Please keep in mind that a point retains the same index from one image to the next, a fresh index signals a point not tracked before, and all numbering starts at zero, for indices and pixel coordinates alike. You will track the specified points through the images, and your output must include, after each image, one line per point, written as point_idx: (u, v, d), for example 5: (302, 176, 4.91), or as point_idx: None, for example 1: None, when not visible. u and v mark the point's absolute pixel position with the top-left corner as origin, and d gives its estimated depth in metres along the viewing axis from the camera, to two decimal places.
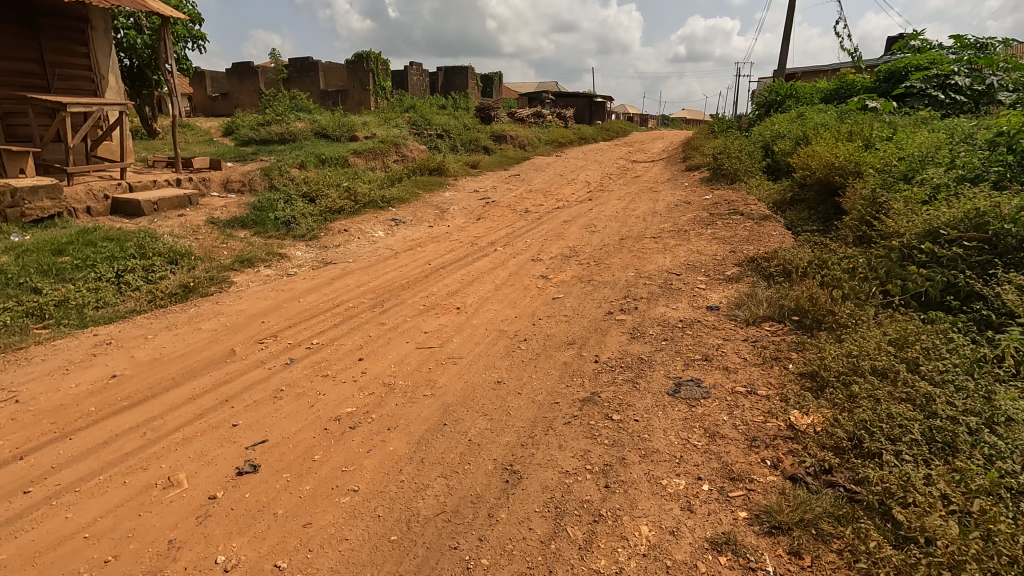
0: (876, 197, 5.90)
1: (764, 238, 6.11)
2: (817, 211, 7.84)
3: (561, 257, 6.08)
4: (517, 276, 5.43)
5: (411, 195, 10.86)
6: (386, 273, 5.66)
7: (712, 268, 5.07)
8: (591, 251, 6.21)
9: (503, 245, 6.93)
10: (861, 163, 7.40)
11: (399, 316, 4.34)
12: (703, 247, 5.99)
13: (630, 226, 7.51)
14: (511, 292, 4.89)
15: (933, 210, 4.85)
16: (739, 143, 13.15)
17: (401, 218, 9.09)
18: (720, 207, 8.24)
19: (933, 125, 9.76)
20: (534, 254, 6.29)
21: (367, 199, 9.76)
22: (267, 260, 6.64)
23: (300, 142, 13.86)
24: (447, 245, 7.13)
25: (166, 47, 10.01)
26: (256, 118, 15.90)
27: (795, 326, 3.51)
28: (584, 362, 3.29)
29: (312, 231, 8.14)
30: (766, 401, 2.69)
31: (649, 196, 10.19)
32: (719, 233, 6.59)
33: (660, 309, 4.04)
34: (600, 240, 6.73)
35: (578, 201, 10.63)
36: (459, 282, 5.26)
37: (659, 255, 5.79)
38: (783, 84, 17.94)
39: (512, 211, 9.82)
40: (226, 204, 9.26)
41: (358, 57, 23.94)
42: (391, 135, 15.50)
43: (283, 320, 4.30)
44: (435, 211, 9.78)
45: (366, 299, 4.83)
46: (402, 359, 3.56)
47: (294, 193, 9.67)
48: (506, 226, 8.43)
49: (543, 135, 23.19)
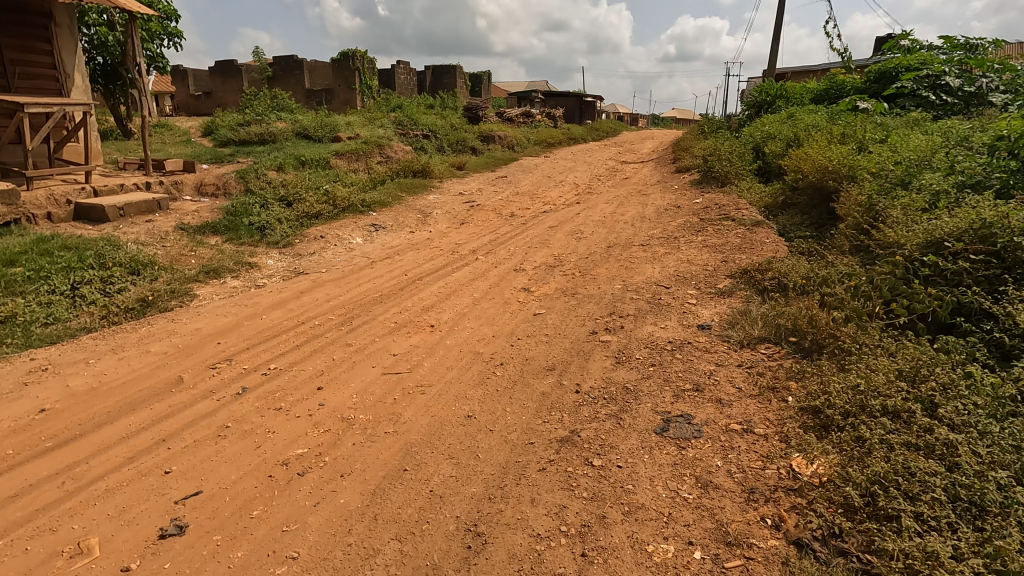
0: (872, 204, 5.66)
1: (756, 246, 5.86)
2: (809, 216, 7.60)
3: (545, 266, 5.78)
4: (498, 288, 5.13)
5: (394, 198, 10.53)
6: (360, 285, 5.34)
7: (703, 281, 4.80)
8: (577, 260, 5.93)
9: (485, 253, 6.62)
10: (855, 167, 7.17)
11: (368, 336, 4.02)
12: (694, 256, 5.72)
13: (618, 232, 7.23)
14: (490, 307, 4.59)
15: (935, 219, 4.60)
16: (729, 144, 12.93)
17: (381, 223, 8.76)
18: (711, 212, 7.98)
19: (927, 127, 9.56)
20: (517, 263, 5.99)
21: (347, 203, 9.42)
22: (235, 270, 6.29)
23: (281, 143, 13.46)
24: (427, 253, 6.81)
25: (135, 45, 9.59)
26: (236, 118, 15.46)
27: (794, 350, 3.24)
28: (564, 393, 2.99)
29: (286, 238, 7.79)
30: (765, 442, 2.41)
31: (639, 200, 9.93)
32: (710, 240, 6.33)
33: (648, 329, 3.75)
34: (586, 248, 6.45)
35: (566, 204, 10.35)
36: (436, 295, 4.95)
37: (647, 265, 5.52)
38: (773, 84, 17.76)
39: (497, 215, 9.51)
40: (198, 209, 8.90)
41: (343, 55, 23.45)
42: (375, 136, 15.14)
43: (241, 342, 3.96)
44: (418, 215, 9.46)
45: (335, 316, 4.50)
46: (365, 388, 3.25)
47: (271, 197, 9.31)
48: (490, 231, 8.13)
49: (531, 135, 22.88)
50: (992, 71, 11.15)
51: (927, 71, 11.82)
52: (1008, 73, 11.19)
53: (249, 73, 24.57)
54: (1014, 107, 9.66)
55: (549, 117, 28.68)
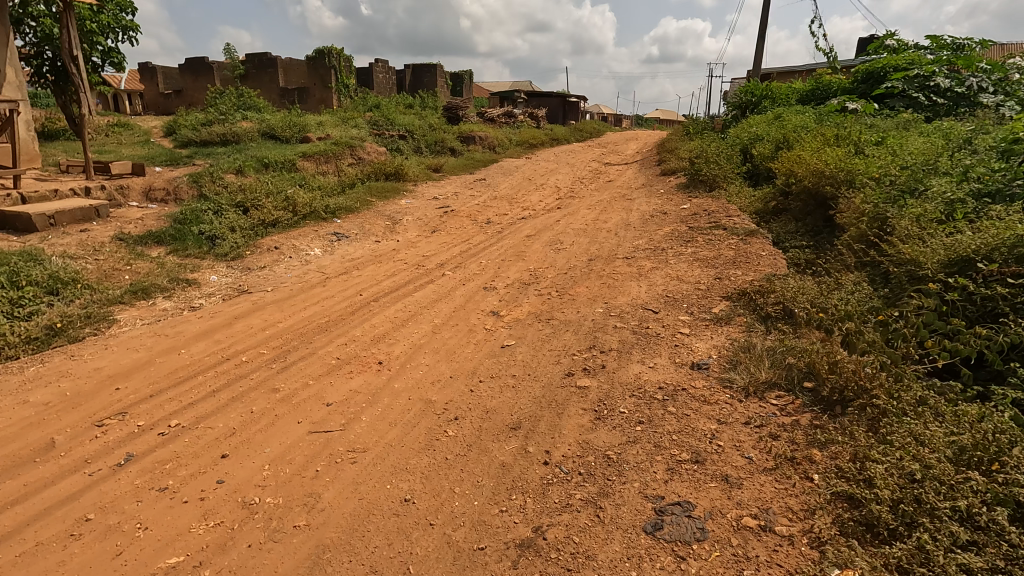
0: (879, 214, 5.14)
1: (751, 260, 5.32)
2: (805, 225, 7.09)
3: (520, 284, 5.16)
4: (463, 311, 4.49)
5: (362, 204, 9.85)
6: (307, 308, 4.67)
7: (696, 304, 4.21)
8: (555, 277, 5.32)
9: (454, 266, 5.99)
10: (854, 171, 6.66)
11: (302, 378, 3.36)
12: (685, 272, 5.14)
13: (601, 242, 6.63)
14: (452, 337, 3.95)
15: (956, 235, 4.07)
16: (716, 145, 12.44)
17: (345, 231, 8.08)
18: (700, 219, 7.43)
19: (922, 129, 9.14)
20: (488, 280, 5.37)
21: (309, 210, 8.70)
22: (170, 288, 5.57)
23: (245, 144, 12.67)
24: (390, 267, 6.15)
25: (73, 37, 8.78)
26: (199, 117, 14.60)
27: (812, 403, 2.67)
28: (530, 465, 2.36)
29: (237, 249, 7.08)
30: (792, 550, 1.81)
31: (623, 205, 9.36)
32: (701, 252, 5.76)
33: (635, 369, 3.14)
34: (566, 261, 5.85)
35: (546, 210, 9.75)
36: (391, 321, 4.30)
37: (633, 283, 4.93)
38: (759, 84, 17.36)
39: (471, 222, 8.88)
40: (144, 217, 8.16)
41: (319, 53, 22.59)
42: (347, 136, 14.40)
43: (144, 388, 3.27)
44: (386, 222, 8.79)
45: (268, 349, 3.82)
46: (283, 454, 2.59)
47: (226, 203, 8.59)
48: (461, 241, 7.50)
49: (513, 136, 22.23)
50: (982, 72, 10.80)
51: (917, 72, 11.43)
52: (997, 74, 10.88)
53: (220, 71, 23.58)
54: (1008, 109, 9.29)
55: (531, 117, 28.08)
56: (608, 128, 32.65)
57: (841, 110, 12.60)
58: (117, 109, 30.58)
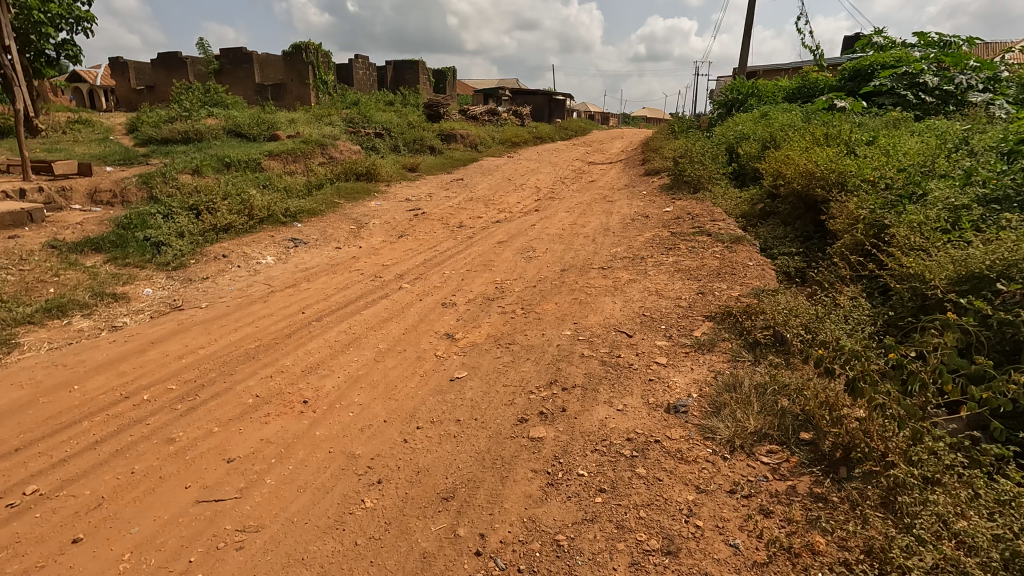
0: (876, 223, 4.70)
1: (737, 272, 4.87)
2: (794, 230, 6.65)
3: (483, 299, 4.64)
4: (414, 333, 3.97)
5: (327, 206, 9.27)
6: (240, 329, 4.11)
7: (676, 325, 3.74)
8: (523, 291, 4.81)
9: (414, 277, 5.46)
10: (846, 173, 6.23)
11: (207, 424, 2.82)
12: (665, 286, 4.66)
13: (576, 250, 6.14)
14: (396, 368, 3.42)
15: (965, 247, 3.63)
16: (701, 144, 12.02)
17: (304, 237, 7.51)
18: (684, 224, 6.96)
19: (913, 128, 8.77)
20: (448, 294, 4.85)
21: (266, 213, 8.10)
22: (93, 304, 4.98)
23: (208, 142, 12.00)
24: (344, 277, 5.60)
25: (5, 26, 8.12)
26: (163, 113, 13.86)
27: (810, 461, 2.19)
28: (457, 557, 1.87)
29: (180, 258, 6.47)
30: None
31: (603, 208, 8.87)
32: (684, 262, 5.28)
33: (600, 414, 2.64)
34: (537, 272, 5.35)
35: (523, 212, 9.23)
36: (329, 347, 3.75)
37: (608, 299, 4.43)
38: (744, 81, 16.96)
39: (442, 225, 8.34)
40: (84, 221, 7.54)
41: (295, 48, 21.87)
42: (319, 134, 13.79)
43: (10, 440, 2.71)
44: (351, 226, 8.22)
45: (178, 385, 3.27)
46: (155, 536, 2.08)
47: (176, 206, 7.97)
48: (428, 247, 6.97)
49: (496, 134, 21.66)
50: (971, 69, 10.49)
51: (905, 69, 11.08)
52: (985, 71, 10.57)
53: (194, 66, 22.68)
54: (1001, 109, 8.98)
55: (515, 115, 27.56)
56: (593, 126, 32.23)
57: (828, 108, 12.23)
58: (92, 106, 29.76)
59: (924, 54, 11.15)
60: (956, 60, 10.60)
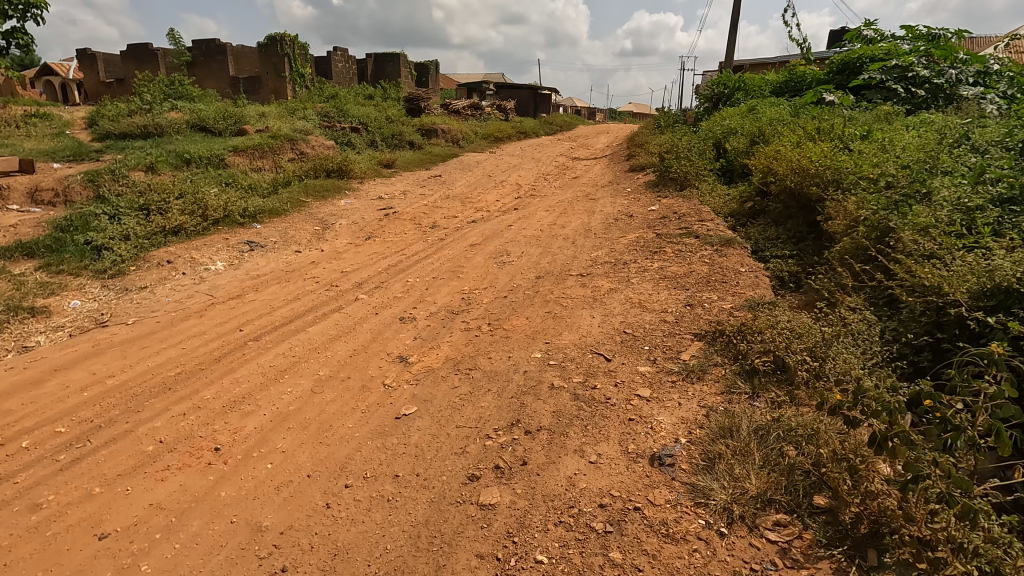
0: (881, 225, 4.27)
1: (729, 279, 4.42)
2: (787, 231, 6.23)
3: (446, 313, 4.14)
4: (363, 356, 3.45)
5: (291, 205, 8.70)
6: (162, 352, 3.56)
7: (661, 345, 3.27)
8: (492, 303, 4.31)
9: (374, 286, 4.93)
10: (842, 170, 5.82)
11: (87, 482, 2.30)
12: (650, 297, 4.18)
13: (554, 254, 5.65)
14: (334, 402, 2.91)
15: (986, 256, 3.22)
16: (688, 139, 11.58)
17: (262, 239, 6.94)
18: (670, 224, 6.50)
19: (906, 122, 8.41)
20: (408, 307, 4.33)
21: (222, 213, 7.49)
22: (6, 319, 4.41)
23: (168, 137, 11.32)
24: (297, 286, 5.06)
25: None
26: (122, 106, 13.08)
27: (829, 540, 1.75)
28: None
29: (119, 264, 5.88)
30: None
31: (585, 206, 8.39)
32: (670, 269, 4.81)
33: (568, 468, 2.17)
34: (510, 281, 4.85)
35: (501, 211, 8.72)
36: (262, 375, 3.22)
37: (586, 312, 3.95)
38: (731, 75, 16.52)
39: (414, 226, 7.83)
40: (19, 223, 6.93)
41: (270, 39, 21.07)
42: (290, 128, 13.15)
43: None
44: (315, 227, 7.66)
45: (68, 427, 2.74)
46: None
47: (124, 207, 7.38)
48: (395, 251, 6.44)
49: (478, 129, 21.08)
50: (961, 63, 10.17)
51: (895, 61, 10.72)
52: (975, 65, 10.26)
53: (164, 57, 21.72)
54: (994, 104, 8.64)
55: (499, 109, 26.99)
56: (578, 120, 31.72)
57: (817, 102, 11.85)
58: (65, 99, 28.87)
59: (914, 46, 10.81)
60: (946, 53, 10.27)
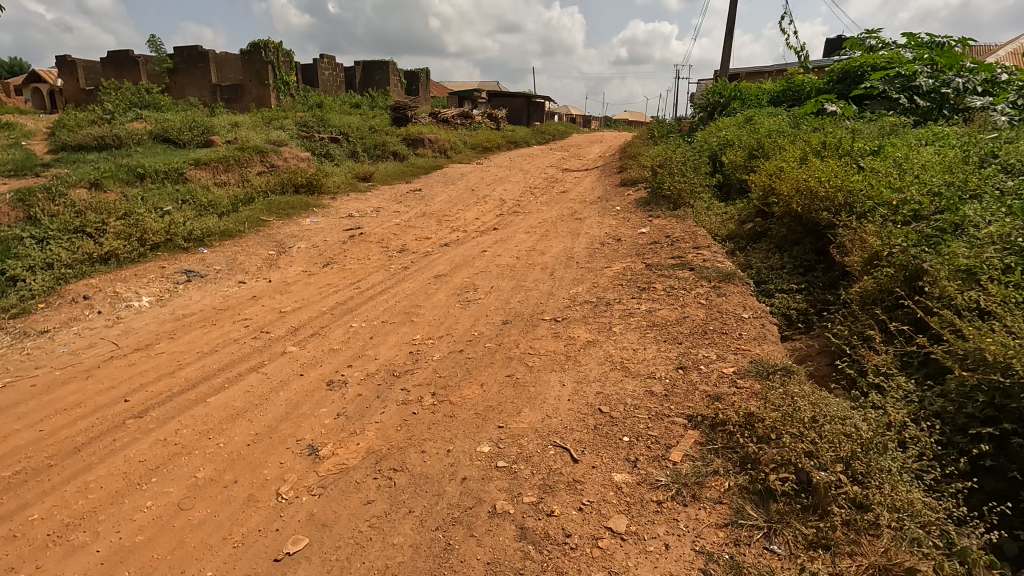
0: (913, 267, 3.55)
1: (730, 330, 3.68)
2: (793, 261, 5.51)
3: (385, 376, 3.37)
4: (264, 446, 2.69)
5: (248, 225, 7.94)
6: (11, 438, 2.81)
7: (647, 437, 2.51)
8: (442, 361, 3.55)
9: (311, 333, 4.17)
10: (855, 194, 5.12)
11: None
12: (634, 354, 3.43)
13: (527, 290, 4.90)
14: (201, 527, 2.17)
15: None
16: (682, 151, 10.88)
17: (204, 268, 6.17)
18: (662, 252, 5.78)
19: (916, 136, 7.74)
20: (342, 365, 3.57)
21: (164, 237, 6.70)
22: None
23: (127, 149, 10.58)
24: (222, 331, 4.29)
25: None
26: (84, 114, 12.29)
27: None
28: None
29: (27, 301, 5.10)
30: None
31: (570, 227, 7.66)
32: (661, 314, 4.07)
33: None
34: (470, 327, 4.10)
35: (479, 232, 7.98)
36: (120, 478, 2.46)
37: (555, 376, 3.19)
38: (725, 83, 15.78)
39: (381, 250, 7.09)
40: None
41: (253, 45, 20.31)
42: (262, 139, 12.40)
43: None
44: (269, 252, 6.91)
45: None
46: None
47: (55, 230, 6.60)
48: (350, 282, 5.69)
49: (467, 138, 20.41)
50: (968, 72, 9.48)
51: (898, 70, 10.02)
52: (983, 73, 9.63)
53: (146, 65, 20.97)
54: (1009, 117, 7.99)
55: (491, 118, 26.33)
56: (571, 128, 31.07)
57: (817, 112, 11.19)
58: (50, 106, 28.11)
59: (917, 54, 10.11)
60: (951, 61, 9.58)
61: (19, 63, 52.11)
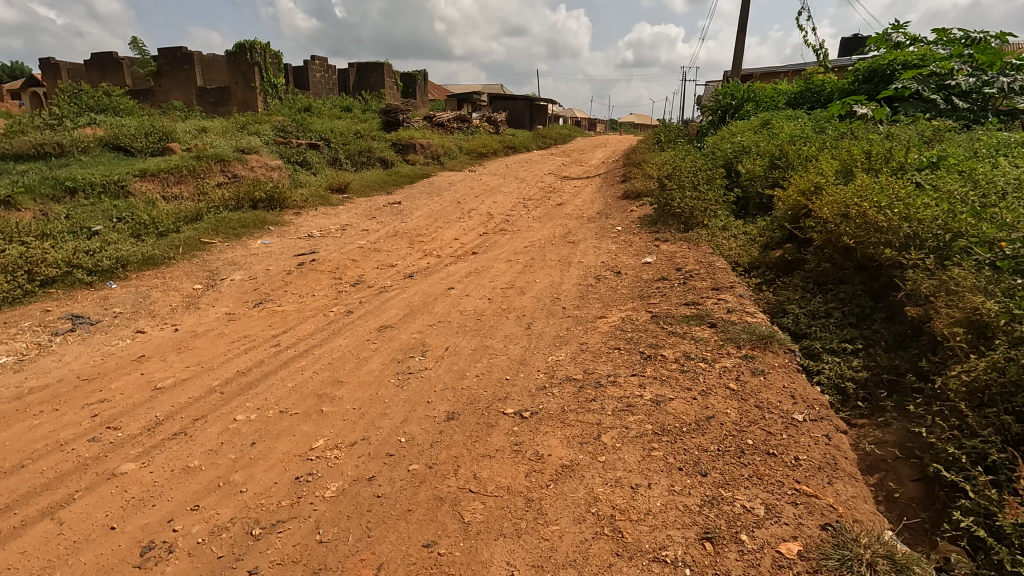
0: None
1: (784, 449, 2.41)
2: (841, 307, 4.22)
3: (237, 535, 2.14)
4: None
5: (183, 250, 6.74)
6: None
7: None
8: (335, 501, 2.30)
9: (175, 431, 2.93)
10: (932, 224, 3.83)
11: None
12: (636, 502, 2.16)
13: (491, 356, 3.65)
14: None
15: None
16: (693, 159, 9.61)
17: (102, 312, 4.95)
18: (672, 294, 4.53)
19: (970, 143, 6.44)
20: (186, 504, 2.34)
21: (63, 270, 5.51)
22: None
23: (68, 159, 9.42)
24: (57, 424, 3.07)
25: None
26: (31, 118, 11.11)
27: None
28: None
29: None
30: None
31: (561, 254, 6.41)
32: (673, 409, 2.79)
33: None
34: (397, 427, 2.84)
35: (455, 258, 6.77)
36: None
37: (499, 554, 1.95)
38: (736, 84, 14.45)
39: (332, 283, 5.87)
40: None
41: (239, 47, 18.99)
42: (227, 144, 11.21)
43: None
44: (194, 286, 5.69)
45: None
46: None
47: None
48: (273, 333, 4.44)
49: (462, 143, 19.23)
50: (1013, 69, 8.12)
51: (932, 68, 8.66)
52: None
53: (128, 66, 19.87)
54: None
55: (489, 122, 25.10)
56: (575, 132, 29.84)
57: (842, 116, 9.88)
58: (40, 106, 27.29)
59: (952, 50, 8.77)
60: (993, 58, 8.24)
61: (18, 66, 51.41)
